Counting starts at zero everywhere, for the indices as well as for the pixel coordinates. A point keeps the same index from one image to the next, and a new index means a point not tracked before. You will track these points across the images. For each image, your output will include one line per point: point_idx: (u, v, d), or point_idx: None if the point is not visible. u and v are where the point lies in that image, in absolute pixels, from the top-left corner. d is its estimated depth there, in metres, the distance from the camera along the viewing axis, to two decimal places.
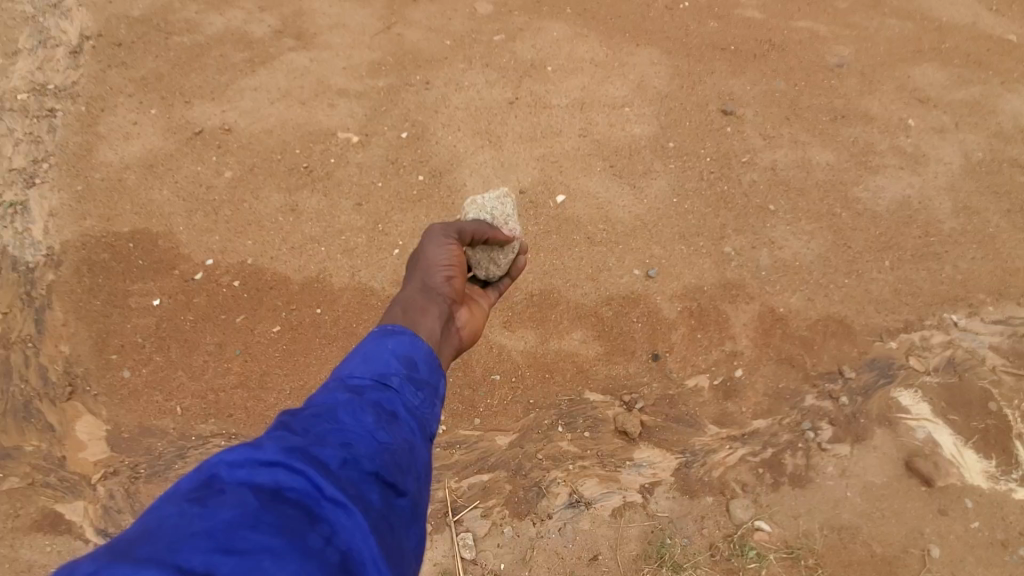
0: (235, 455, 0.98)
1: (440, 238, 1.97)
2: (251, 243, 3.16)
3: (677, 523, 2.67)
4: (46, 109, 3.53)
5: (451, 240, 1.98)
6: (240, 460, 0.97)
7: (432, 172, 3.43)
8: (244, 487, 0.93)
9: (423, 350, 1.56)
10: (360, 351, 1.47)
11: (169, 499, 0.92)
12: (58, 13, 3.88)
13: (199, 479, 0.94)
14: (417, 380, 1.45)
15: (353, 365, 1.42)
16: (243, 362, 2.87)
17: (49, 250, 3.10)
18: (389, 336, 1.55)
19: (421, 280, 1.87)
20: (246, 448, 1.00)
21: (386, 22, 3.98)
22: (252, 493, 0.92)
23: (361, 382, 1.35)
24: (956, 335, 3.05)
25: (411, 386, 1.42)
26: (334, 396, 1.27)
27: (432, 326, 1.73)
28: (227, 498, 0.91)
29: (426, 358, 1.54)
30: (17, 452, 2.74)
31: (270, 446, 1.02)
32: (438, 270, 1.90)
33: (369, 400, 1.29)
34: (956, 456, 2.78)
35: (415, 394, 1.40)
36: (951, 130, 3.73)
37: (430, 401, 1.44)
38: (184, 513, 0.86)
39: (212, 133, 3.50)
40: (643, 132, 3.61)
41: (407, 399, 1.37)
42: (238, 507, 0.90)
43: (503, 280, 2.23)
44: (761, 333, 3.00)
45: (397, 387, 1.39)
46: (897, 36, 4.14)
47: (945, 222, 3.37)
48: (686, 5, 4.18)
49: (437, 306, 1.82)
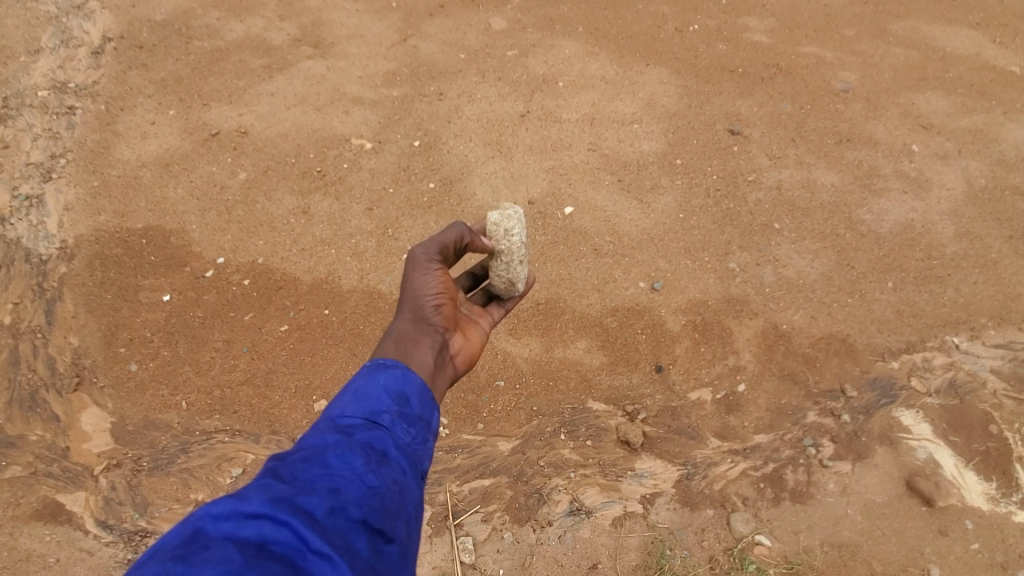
0: (221, 507, 0.96)
1: (424, 264, 1.91)
2: (262, 243, 3.21)
3: (677, 534, 2.66)
4: (67, 106, 3.60)
5: (435, 265, 1.92)
6: (226, 513, 0.95)
7: (443, 180, 3.48)
8: (228, 543, 0.91)
9: (415, 384, 1.58)
10: (350, 389, 1.47)
11: (152, 557, 0.89)
12: (81, 15, 3.98)
13: (184, 535, 0.92)
14: (408, 416, 1.46)
15: (344, 403, 1.42)
16: (250, 360, 2.89)
17: (62, 244, 3.14)
18: (381, 371, 1.57)
19: (412, 310, 1.87)
20: (232, 499, 0.98)
21: (403, 35, 4.07)
22: (236, 549, 0.90)
23: (352, 422, 1.34)
24: (958, 358, 3.07)
25: (402, 423, 1.42)
26: (323, 437, 1.25)
27: (425, 358, 1.75)
28: (211, 554, 0.89)
29: (419, 392, 1.56)
30: (21, 441, 2.75)
31: (256, 497, 1.00)
32: (428, 300, 1.88)
33: (359, 441, 1.28)
34: (957, 477, 2.78)
35: (406, 431, 1.40)
36: (954, 156, 3.80)
37: (422, 437, 1.46)
38: (167, 572, 0.84)
39: (228, 135, 3.56)
40: (651, 148, 3.67)
41: (398, 437, 1.37)
42: (222, 563, 0.88)
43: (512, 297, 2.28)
44: (764, 349, 3.03)
45: (388, 425, 1.39)
46: (902, 64, 4.23)
47: (948, 246, 3.42)
48: (695, 28, 4.28)
49: (429, 336, 1.83)
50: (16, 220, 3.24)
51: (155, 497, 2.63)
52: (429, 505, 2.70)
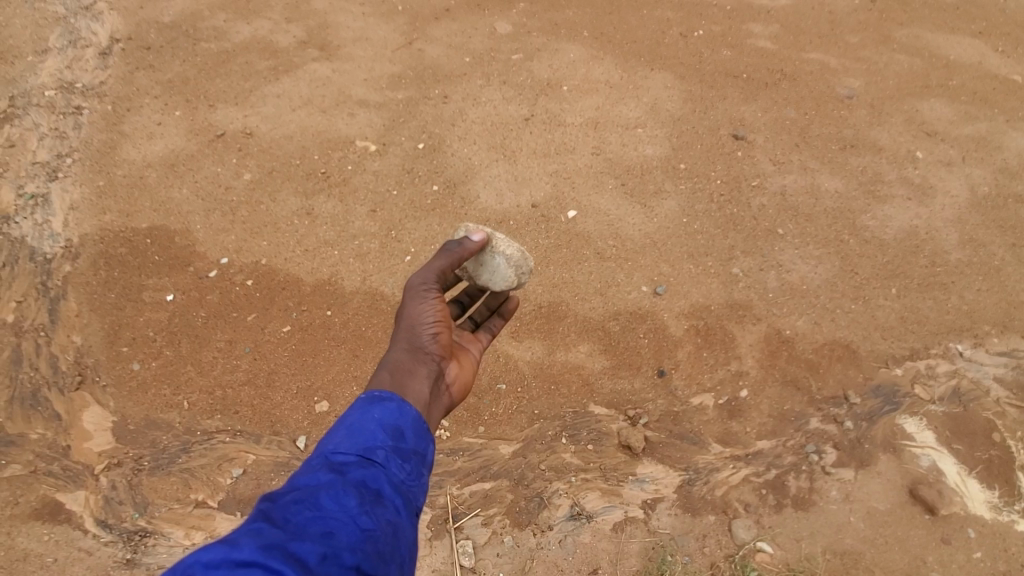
0: (212, 554, 0.97)
1: (422, 291, 1.91)
2: (266, 244, 3.21)
3: (678, 540, 2.64)
4: (73, 106, 3.63)
5: (433, 292, 1.92)
6: (217, 560, 0.96)
7: (446, 182, 3.49)
8: None
9: (411, 416, 1.56)
10: (345, 423, 1.46)
11: None
12: (89, 16, 4.02)
13: None
14: (403, 451, 1.45)
15: (338, 438, 1.41)
16: (253, 360, 2.89)
17: (67, 243, 3.16)
18: (376, 404, 1.55)
19: (409, 339, 1.85)
20: (223, 546, 0.99)
21: (408, 38, 4.09)
22: None
23: (345, 459, 1.34)
24: (961, 365, 3.06)
25: (397, 458, 1.41)
26: (316, 476, 1.25)
27: (421, 389, 1.75)
28: None
29: (414, 425, 1.55)
30: (21, 439, 2.74)
31: (247, 543, 1.01)
32: (426, 328, 1.87)
33: (352, 480, 1.27)
34: (960, 485, 2.76)
35: (401, 467, 1.39)
36: (957, 163, 3.79)
37: (417, 472, 1.44)
38: None
39: (233, 136, 3.58)
40: (654, 152, 3.68)
41: (393, 475, 1.36)
42: None
43: (495, 320, 2.28)
44: (767, 354, 3.02)
45: (382, 461, 1.38)
46: (906, 71, 4.23)
47: (951, 254, 3.40)
48: (700, 33, 4.29)
49: (425, 366, 1.82)
50: (21, 219, 3.25)
51: (155, 496, 2.63)
52: (430, 508, 2.69)
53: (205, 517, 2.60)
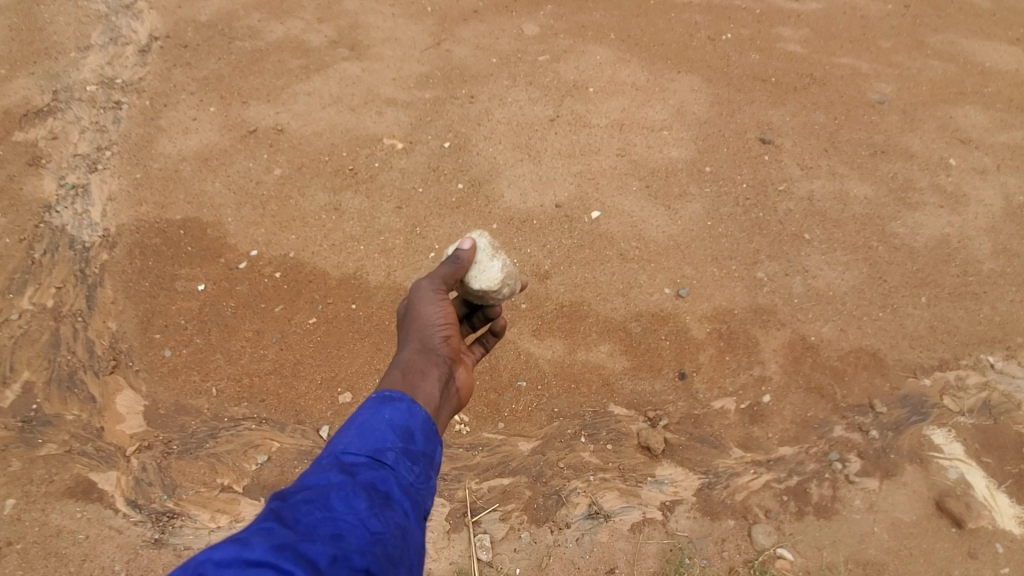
0: (223, 553, 0.98)
1: (431, 294, 1.96)
2: (295, 238, 3.28)
3: (696, 543, 2.62)
4: (114, 101, 3.75)
5: (441, 295, 1.97)
6: (228, 560, 0.97)
7: (471, 181, 3.52)
8: None
9: (420, 418, 1.58)
10: (356, 422, 1.48)
11: None
12: (130, 15, 4.15)
13: None
14: (413, 453, 1.47)
15: (349, 438, 1.43)
16: (279, 350, 2.96)
17: (105, 232, 3.27)
18: (387, 403, 1.57)
19: (419, 341, 1.88)
20: (234, 545, 1.00)
21: (436, 39, 4.14)
22: None
23: (355, 460, 1.36)
24: (993, 377, 2.98)
25: (407, 460, 1.43)
26: (327, 476, 1.27)
27: (432, 390, 1.75)
28: None
29: (424, 426, 1.56)
30: (57, 419, 2.82)
31: (258, 544, 1.02)
32: (436, 330, 1.90)
33: (362, 482, 1.29)
34: (989, 499, 2.70)
35: (410, 470, 1.42)
36: (992, 171, 3.70)
37: (426, 474, 1.46)
38: None
39: (265, 132, 3.67)
40: (680, 155, 3.66)
41: (402, 477, 1.39)
42: None
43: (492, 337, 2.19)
44: (791, 360, 2.99)
45: (392, 463, 1.40)
46: (940, 77, 4.15)
47: (984, 263, 3.33)
48: (728, 37, 4.26)
49: (437, 368, 1.83)
50: (61, 208, 3.36)
51: (183, 479, 2.70)
52: (448, 501, 2.71)
53: (230, 501, 2.67)
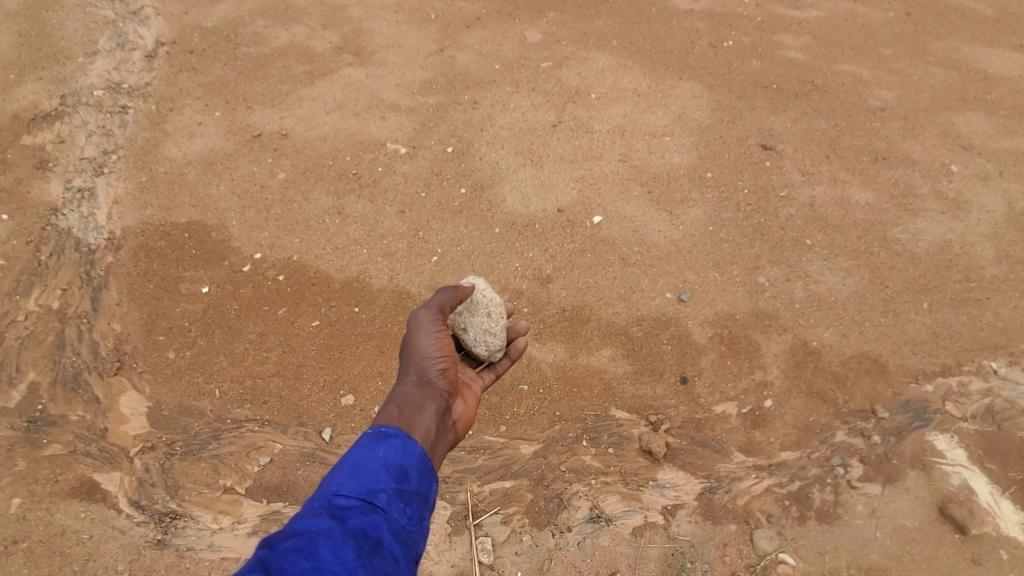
0: None
1: (430, 326, 1.98)
2: (298, 241, 3.31)
3: (698, 548, 2.62)
4: (119, 106, 3.79)
5: (440, 327, 1.99)
6: None
7: (474, 185, 3.55)
8: None
9: (415, 456, 1.55)
10: (349, 461, 1.45)
11: None
12: (137, 20, 4.20)
13: None
14: (406, 493, 1.44)
15: (341, 479, 1.39)
16: (282, 353, 2.98)
17: (111, 235, 3.29)
18: (381, 441, 1.54)
19: (417, 374, 1.87)
20: None
21: (440, 45, 4.18)
22: None
23: (347, 503, 1.32)
24: (996, 383, 2.98)
25: (399, 502, 1.40)
26: (316, 521, 1.24)
27: (429, 424, 1.72)
28: None
29: (418, 465, 1.54)
30: (61, 420, 2.83)
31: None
32: (432, 363, 1.91)
33: (352, 528, 1.26)
34: (993, 506, 2.68)
35: (402, 512, 1.38)
36: (994, 178, 3.71)
37: (418, 515, 1.43)
38: None
39: (269, 136, 3.70)
40: (681, 160, 3.68)
41: (394, 520, 1.35)
42: None
43: (502, 360, 2.31)
44: (793, 365, 2.99)
45: (384, 506, 1.36)
46: (941, 84, 4.17)
47: (986, 269, 3.33)
48: (729, 44, 4.29)
49: (433, 401, 1.81)
50: (68, 211, 3.39)
51: (186, 480, 2.71)
52: (450, 504, 2.71)
53: (233, 503, 2.68)
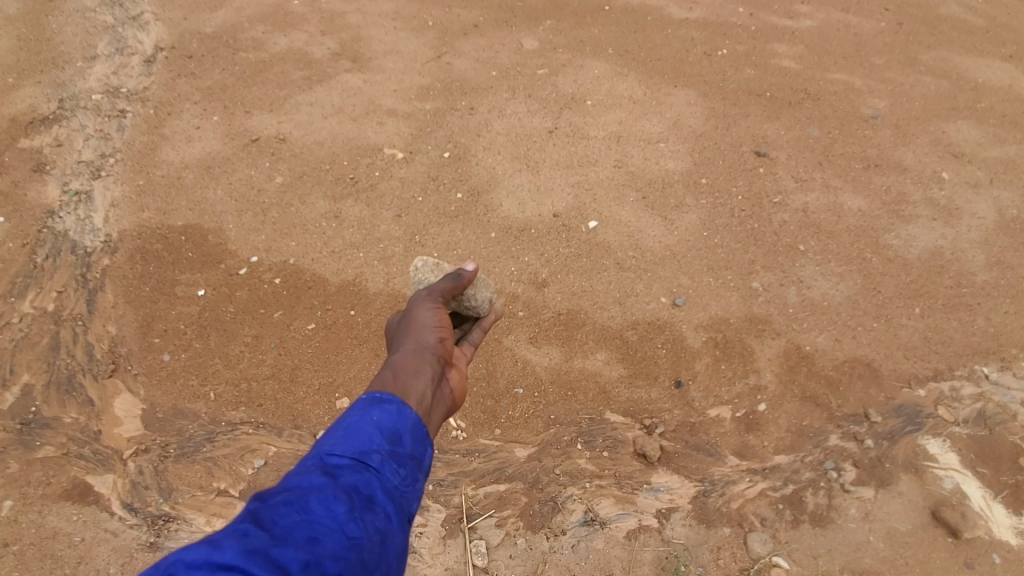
0: (194, 555, 0.96)
1: (428, 302, 2.01)
2: (295, 244, 3.32)
3: (692, 551, 2.62)
4: (118, 110, 3.80)
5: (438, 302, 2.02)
6: (200, 561, 0.96)
7: (470, 190, 3.57)
8: None
9: (410, 420, 1.54)
10: (343, 423, 1.44)
11: None
12: (136, 26, 4.22)
13: None
14: (399, 455, 1.43)
15: (335, 439, 1.39)
16: (278, 355, 2.98)
17: (107, 237, 3.30)
18: (376, 405, 1.53)
19: (414, 341, 1.87)
20: (206, 547, 0.99)
21: (437, 52, 4.22)
22: None
23: (340, 462, 1.32)
24: (987, 388, 3.01)
25: (392, 463, 1.39)
26: (309, 478, 1.25)
27: (423, 390, 1.71)
28: None
29: (412, 429, 1.52)
30: (55, 422, 2.82)
31: (230, 546, 1.00)
32: (430, 332, 1.92)
33: (344, 485, 1.26)
34: (985, 509, 2.69)
35: (395, 472, 1.38)
36: (985, 185, 3.76)
37: (412, 477, 1.42)
38: None
39: (267, 141, 3.72)
40: (676, 166, 3.71)
41: (386, 480, 1.35)
42: None
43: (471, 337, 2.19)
44: (786, 369, 3.01)
45: (377, 466, 1.36)
46: (932, 93, 4.23)
47: (978, 275, 3.37)
48: (723, 52, 4.34)
49: (430, 367, 1.80)
50: (64, 213, 3.39)
51: (180, 482, 2.70)
52: (445, 507, 2.72)
53: (226, 505, 2.67)
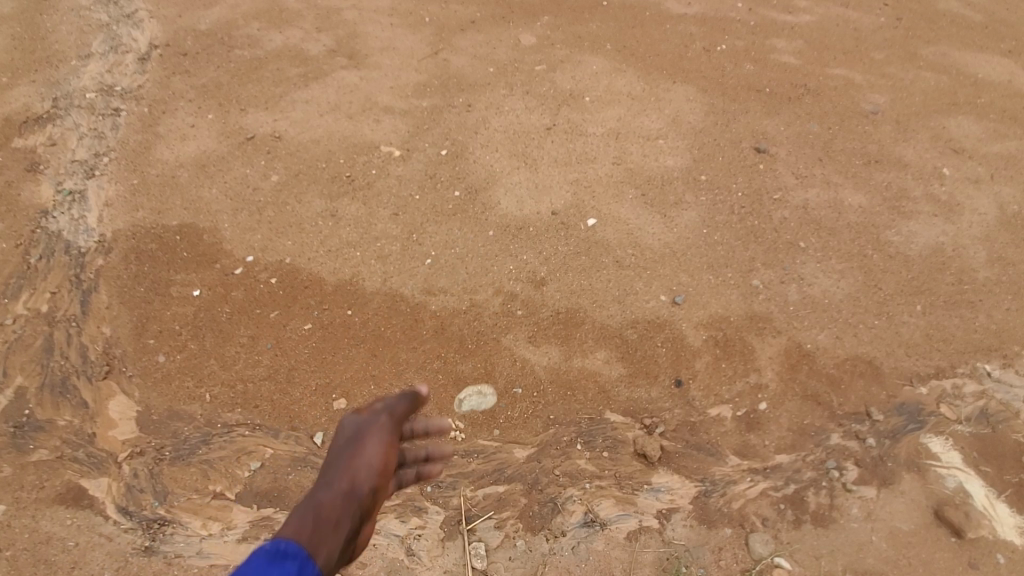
0: None
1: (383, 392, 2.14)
2: (291, 244, 3.28)
3: (693, 552, 2.61)
4: (112, 108, 3.76)
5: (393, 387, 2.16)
6: None
7: (468, 188, 3.53)
8: None
9: (340, 504, 1.59)
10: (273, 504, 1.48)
11: None
12: (131, 24, 4.17)
13: None
14: (322, 529, 1.45)
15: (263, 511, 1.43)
16: (274, 356, 2.95)
17: (101, 237, 3.26)
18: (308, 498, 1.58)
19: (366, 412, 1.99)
20: None
21: (434, 48, 4.17)
22: None
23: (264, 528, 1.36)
24: (989, 386, 2.99)
25: (314, 534, 1.42)
26: None
27: (370, 454, 1.79)
28: None
29: (338, 510, 1.56)
30: (49, 425, 2.80)
31: None
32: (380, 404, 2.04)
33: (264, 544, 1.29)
34: (989, 509, 2.68)
35: (312, 539, 1.40)
36: (986, 181, 3.73)
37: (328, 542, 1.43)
38: None
39: (263, 139, 3.68)
40: (675, 163, 3.68)
41: (303, 542, 1.37)
42: None
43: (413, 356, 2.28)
44: (787, 367, 2.99)
45: (297, 535, 1.39)
46: (932, 89, 4.19)
47: (979, 272, 3.34)
48: (723, 48, 4.30)
49: (377, 432, 1.90)
50: (58, 213, 3.35)
51: (175, 486, 2.68)
52: (444, 509, 2.71)
53: (223, 508, 2.66)
